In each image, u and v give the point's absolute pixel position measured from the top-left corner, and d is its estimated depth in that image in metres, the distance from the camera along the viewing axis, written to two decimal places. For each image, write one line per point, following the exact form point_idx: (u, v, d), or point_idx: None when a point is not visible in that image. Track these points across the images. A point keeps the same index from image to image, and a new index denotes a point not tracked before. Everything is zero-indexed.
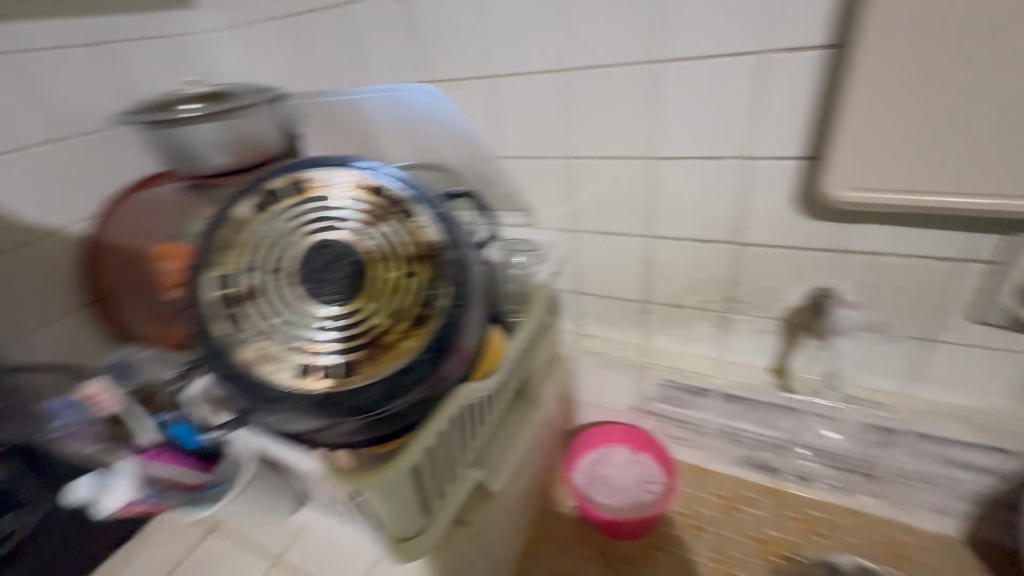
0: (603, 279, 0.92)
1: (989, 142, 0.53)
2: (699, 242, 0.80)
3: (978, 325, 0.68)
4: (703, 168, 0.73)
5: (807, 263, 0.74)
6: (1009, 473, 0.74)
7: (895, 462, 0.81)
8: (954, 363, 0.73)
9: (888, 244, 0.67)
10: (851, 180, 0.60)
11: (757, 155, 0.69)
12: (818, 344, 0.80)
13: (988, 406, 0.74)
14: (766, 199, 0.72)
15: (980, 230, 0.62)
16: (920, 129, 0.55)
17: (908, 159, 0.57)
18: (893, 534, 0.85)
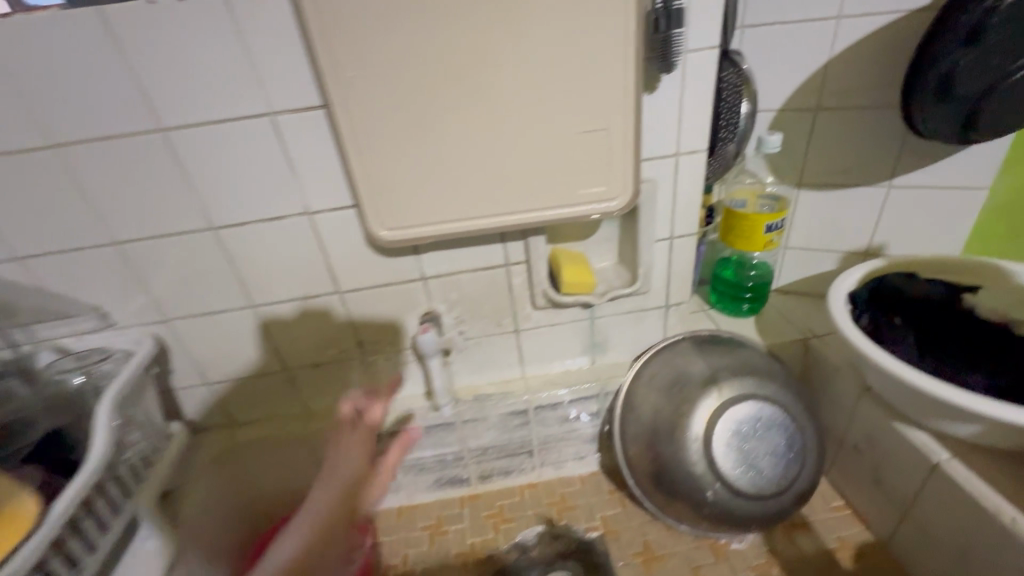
0: (229, 361, 0.83)
1: (462, 176, 0.64)
2: (305, 300, 0.78)
3: (539, 310, 0.84)
4: (270, 230, 0.71)
5: (404, 295, 0.80)
6: (604, 411, 0.94)
7: (537, 434, 0.94)
8: (540, 342, 0.88)
9: (453, 265, 0.78)
10: (386, 221, 0.67)
11: (318, 210, 0.70)
12: (446, 359, 0.88)
13: (575, 366, 0.93)
14: (342, 247, 0.74)
15: (504, 240, 0.77)
16: (410, 172, 0.63)
17: (415, 198, 0.65)
18: (560, 491, 0.98)
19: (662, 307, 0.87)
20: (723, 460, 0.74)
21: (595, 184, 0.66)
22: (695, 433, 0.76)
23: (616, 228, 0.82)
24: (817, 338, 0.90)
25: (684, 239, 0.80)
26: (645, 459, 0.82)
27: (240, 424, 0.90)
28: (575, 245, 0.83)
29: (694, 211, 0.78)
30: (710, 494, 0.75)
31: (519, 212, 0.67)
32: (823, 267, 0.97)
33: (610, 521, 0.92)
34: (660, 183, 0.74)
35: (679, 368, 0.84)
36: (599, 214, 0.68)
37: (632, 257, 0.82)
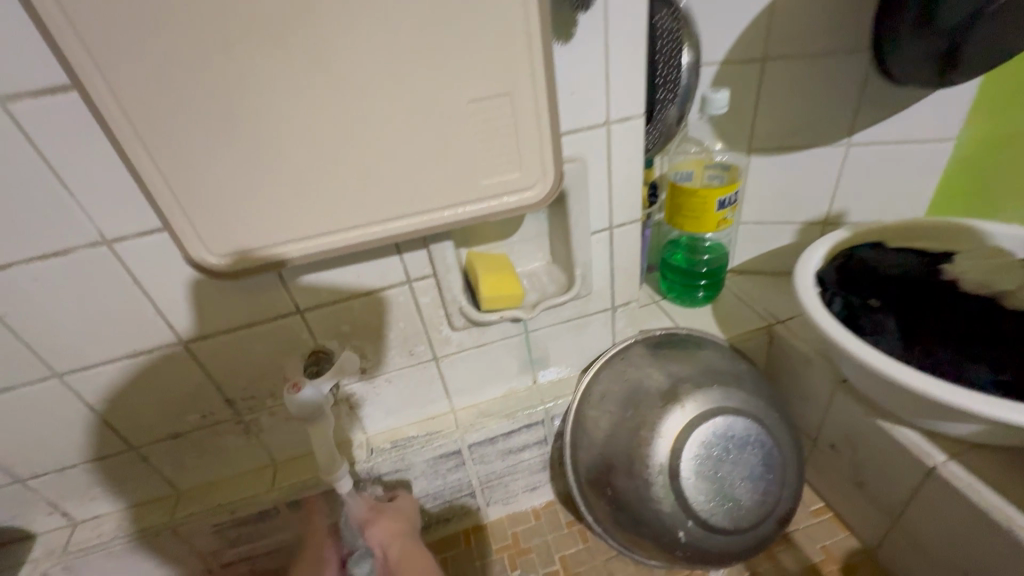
0: (44, 449, 0.61)
1: (314, 174, 0.45)
2: (134, 358, 0.58)
3: (458, 331, 0.67)
4: (52, 271, 0.50)
5: (277, 335, 0.61)
6: (553, 435, 0.80)
7: (476, 475, 0.78)
8: (466, 368, 0.72)
9: (337, 289, 0.60)
10: (210, 244, 0.47)
11: (117, 237, 0.49)
12: (351, 403, 0.70)
13: (514, 389, 0.77)
14: (171, 284, 0.54)
15: (400, 251, 0.59)
16: (235, 174, 0.43)
17: (251, 210, 0.45)
18: (512, 532, 0.84)
19: (608, 309, 0.73)
20: (694, 494, 0.61)
21: (505, 171, 0.49)
22: (660, 463, 0.63)
23: (545, 221, 0.66)
24: (782, 323, 0.79)
25: (627, 228, 0.66)
26: (603, 495, 0.68)
27: (85, 521, 0.68)
28: (496, 246, 0.67)
29: (635, 192, 0.63)
30: (682, 534, 0.62)
31: (405, 216, 0.49)
32: (780, 242, 0.86)
33: (571, 562, 0.79)
34: (591, 161, 0.59)
35: (634, 382, 0.70)
36: (516, 209, 0.52)
37: (566, 255, 0.66)
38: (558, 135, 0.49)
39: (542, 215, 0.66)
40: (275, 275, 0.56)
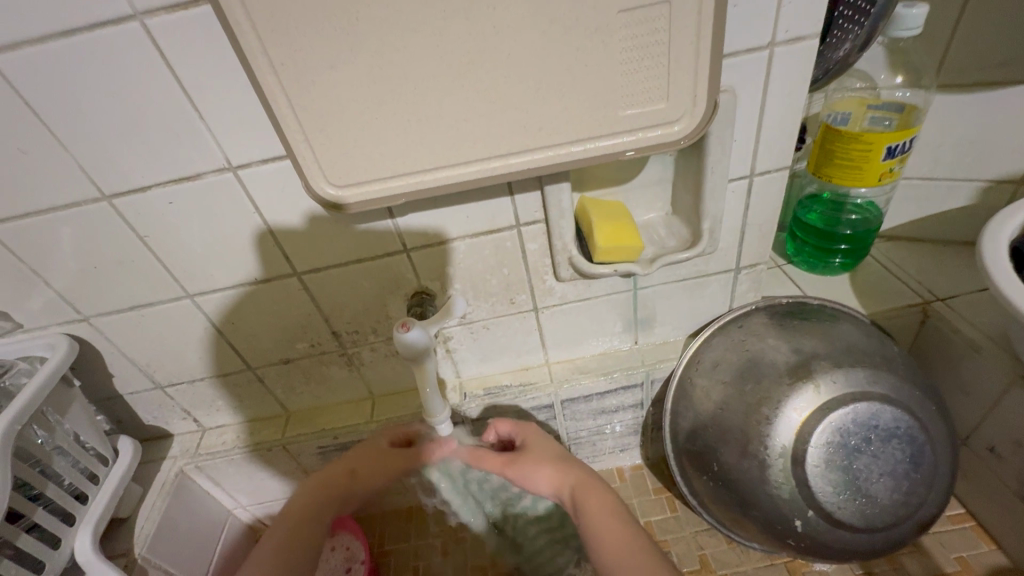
0: (178, 362, 0.67)
1: (438, 99, 0.41)
2: (253, 286, 0.60)
3: (564, 283, 0.63)
4: (184, 196, 0.51)
5: (383, 273, 0.60)
6: (650, 400, 0.75)
7: (566, 430, 0.77)
8: (566, 322, 0.68)
9: (444, 230, 0.57)
10: (330, 174, 0.45)
11: (245, 162, 0.50)
12: (448, 347, 0.69)
13: (613, 349, 0.72)
14: (288, 215, 0.54)
15: (512, 192, 0.55)
16: (358, 96, 0.41)
17: (372, 138, 0.43)
18: None
19: (730, 271, 0.65)
20: (821, 484, 0.54)
21: (648, 100, 0.42)
22: (781, 445, 0.56)
23: (671, 165, 0.58)
24: (942, 302, 0.67)
25: (771, 177, 0.56)
26: (707, 470, 0.64)
27: (211, 429, 0.76)
28: (611, 193, 0.60)
29: (789, 135, 0.53)
30: (800, 523, 0.56)
31: (530, 151, 0.44)
32: (951, 204, 0.71)
33: (657, 529, 0.76)
34: (741, 94, 0.50)
35: (755, 354, 0.63)
36: (653, 147, 0.45)
37: (693, 206, 0.58)
38: (718, 56, 0.41)
39: (668, 158, 0.58)
40: (385, 211, 0.55)
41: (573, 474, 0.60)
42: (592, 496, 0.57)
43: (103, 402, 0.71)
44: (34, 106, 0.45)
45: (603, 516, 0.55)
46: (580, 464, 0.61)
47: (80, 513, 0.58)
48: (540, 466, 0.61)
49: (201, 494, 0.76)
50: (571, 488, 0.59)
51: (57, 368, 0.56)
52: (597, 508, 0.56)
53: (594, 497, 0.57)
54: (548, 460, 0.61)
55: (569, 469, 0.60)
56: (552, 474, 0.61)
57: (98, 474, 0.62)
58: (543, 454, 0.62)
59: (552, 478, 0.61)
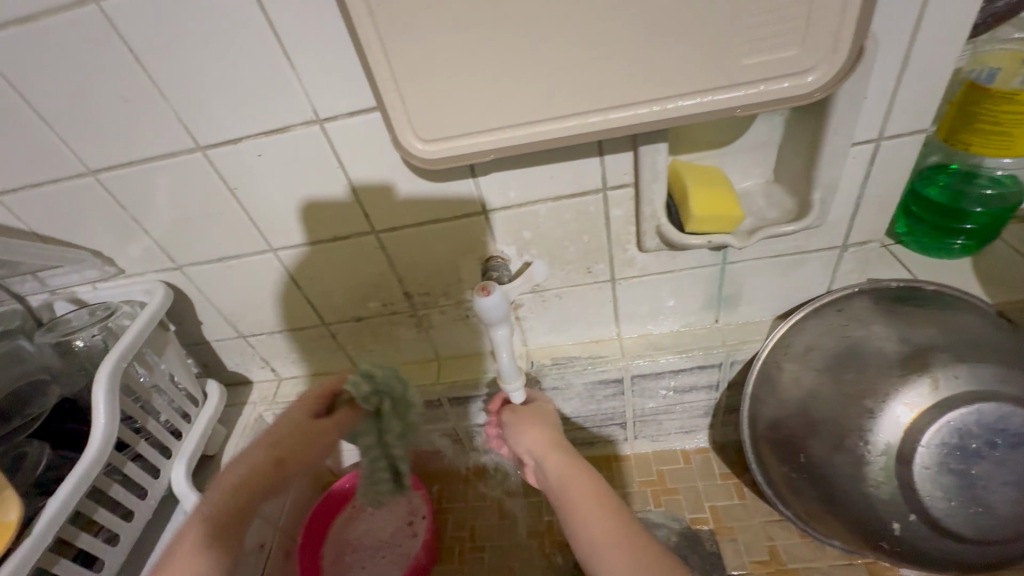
0: (260, 314, 0.69)
1: (542, 44, 0.38)
2: (332, 242, 0.60)
3: (647, 253, 0.59)
4: (273, 149, 0.52)
5: (459, 234, 0.59)
6: (726, 382, 0.71)
7: (632, 407, 0.74)
8: (643, 295, 0.65)
9: (525, 191, 0.54)
10: (420, 127, 0.43)
11: (332, 116, 0.49)
12: (518, 314, 0.68)
13: (690, 326, 0.68)
14: (372, 172, 0.53)
15: (602, 152, 0.51)
16: (458, 42, 0.38)
17: (467, 90, 0.40)
18: (657, 469, 0.80)
19: (835, 248, 0.59)
20: (929, 488, 0.51)
21: (779, 46, 0.37)
22: (884, 442, 0.53)
23: (781, 126, 0.52)
24: None
25: (903, 142, 0.49)
26: (790, 461, 0.60)
27: (287, 379, 0.79)
28: (708, 157, 0.55)
29: (934, 93, 0.46)
30: (898, 526, 0.53)
31: (635, 105, 0.40)
32: None
33: (722, 515, 0.74)
34: (883, 42, 0.43)
35: (857, 341, 0.57)
36: (776, 102, 0.40)
37: (803, 173, 0.52)
38: None
39: (779, 118, 0.52)
40: (468, 169, 0.52)
41: (559, 454, 0.53)
42: (574, 484, 0.50)
43: (193, 347, 0.75)
44: (137, 53, 0.45)
45: (583, 491, 0.49)
46: (571, 447, 0.54)
47: (175, 448, 0.62)
48: (525, 428, 0.57)
49: None
50: (556, 470, 0.52)
51: (154, 313, 0.60)
52: (581, 489, 0.49)
53: (577, 476, 0.51)
54: (540, 426, 0.57)
55: (558, 449, 0.54)
56: (537, 439, 0.56)
57: (190, 413, 0.66)
58: (536, 421, 0.57)
59: (535, 446, 0.55)
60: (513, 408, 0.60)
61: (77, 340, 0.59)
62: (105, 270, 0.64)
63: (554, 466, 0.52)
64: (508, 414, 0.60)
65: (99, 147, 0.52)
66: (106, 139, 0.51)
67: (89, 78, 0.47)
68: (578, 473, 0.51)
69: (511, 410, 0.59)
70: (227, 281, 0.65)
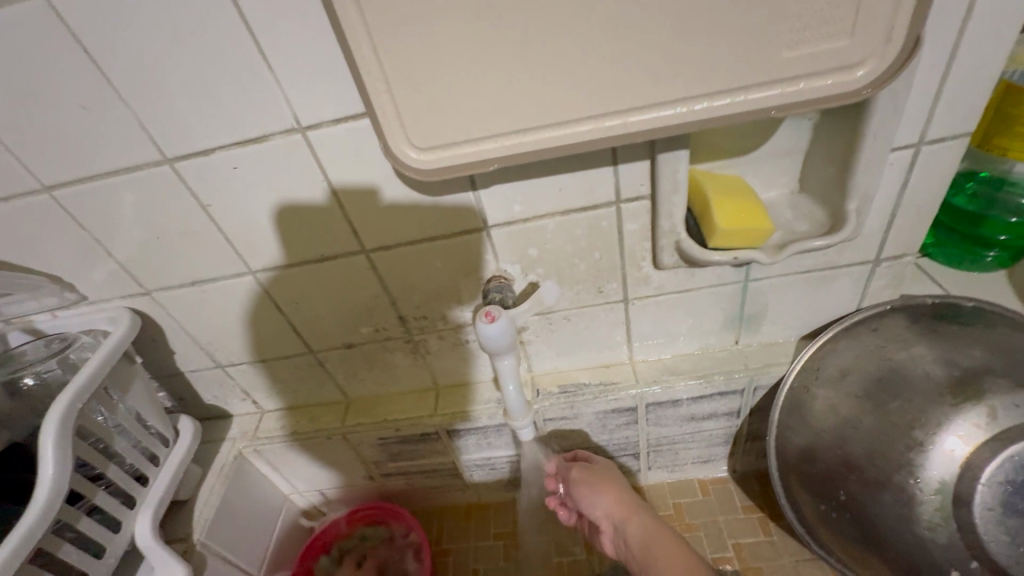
0: (240, 342, 0.63)
1: (553, 34, 0.33)
2: (318, 263, 0.54)
3: (664, 271, 0.54)
4: (250, 160, 0.46)
5: (458, 253, 0.53)
6: (747, 409, 0.65)
7: (647, 437, 0.68)
8: (659, 316, 0.59)
9: (531, 204, 0.49)
10: (417, 134, 0.38)
11: (315, 123, 0.44)
12: (522, 339, 0.62)
13: (708, 348, 0.63)
14: (361, 185, 0.48)
15: (616, 161, 0.46)
16: (456, 34, 0.33)
17: (470, 90, 0.35)
18: (674, 502, 0.74)
19: (867, 263, 0.54)
20: (994, 531, 0.47)
21: (827, 35, 0.32)
22: (938, 479, 0.49)
23: (809, 131, 0.48)
24: None
25: (946, 146, 0.45)
26: (827, 499, 0.54)
27: (270, 411, 0.73)
28: (729, 165, 0.51)
29: (982, 91, 0.41)
30: (955, 574, 0.49)
31: (658, 106, 0.36)
32: None
33: (748, 554, 0.67)
34: (928, 35, 0.39)
35: (897, 365, 0.52)
36: (819, 101, 0.35)
37: (835, 182, 0.48)
38: None
39: (808, 122, 0.47)
40: (467, 181, 0.47)
41: (641, 521, 0.57)
42: (661, 550, 0.54)
43: (165, 379, 0.68)
44: (96, 57, 0.40)
45: (670, 559, 0.53)
46: (648, 510, 0.58)
47: (140, 496, 0.55)
48: (601, 493, 0.58)
49: (260, 477, 0.73)
50: (640, 537, 0.56)
51: (118, 345, 0.53)
52: (672, 560, 0.53)
53: (663, 544, 0.55)
54: (615, 489, 0.59)
55: (638, 514, 0.57)
56: (616, 504, 0.58)
57: (158, 455, 0.60)
58: (610, 484, 0.59)
59: (615, 509, 0.58)
60: (582, 471, 0.60)
61: (26, 379, 0.53)
62: (65, 296, 0.58)
63: (638, 533, 0.56)
64: (575, 476, 0.60)
65: (52, 159, 0.46)
66: (60, 151, 0.46)
67: (40, 83, 0.42)
68: (662, 539, 0.55)
69: (583, 473, 0.60)
70: (201, 305, 0.59)
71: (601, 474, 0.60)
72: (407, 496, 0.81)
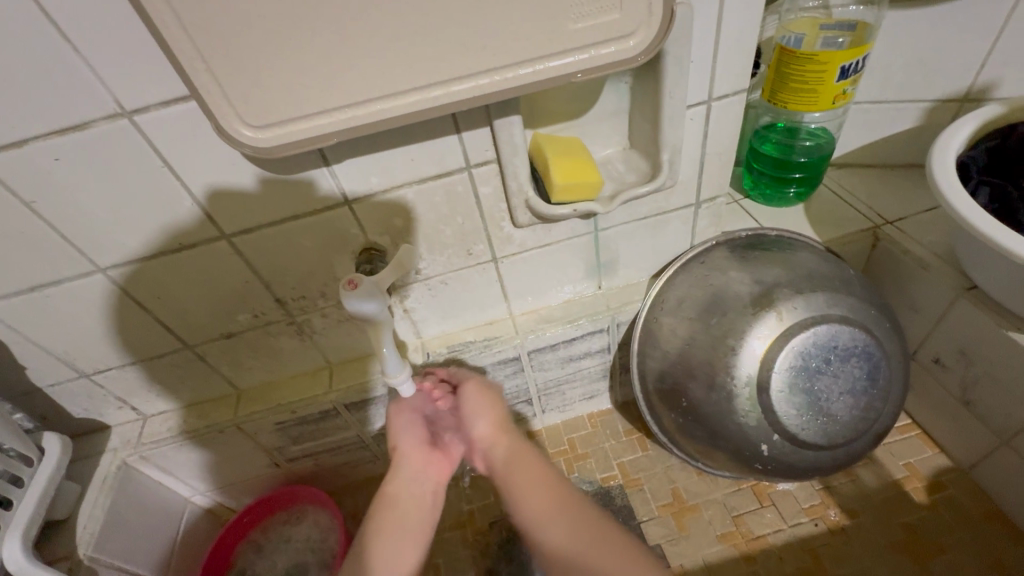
0: (103, 346, 0.60)
1: (361, 11, 0.35)
2: (175, 253, 0.53)
3: (523, 229, 0.60)
4: (75, 151, 0.44)
5: (324, 229, 0.55)
6: (616, 344, 0.74)
7: (534, 382, 0.75)
8: (527, 271, 0.65)
9: (388, 176, 0.52)
10: (248, 112, 0.39)
11: (141, 108, 0.43)
12: (405, 306, 0.65)
13: (577, 295, 0.70)
14: (207, 170, 0.47)
15: (459, 129, 0.50)
16: (263, 10, 0.34)
17: (294, 67, 0.37)
18: (568, 437, 0.83)
19: (691, 206, 0.63)
20: (785, 408, 0.56)
21: (600, 10, 0.38)
22: (746, 374, 0.57)
23: (627, 93, 0.55)
24: (893, 225, 0.69)
25: (729, 101, 0.54)
26: (676, 408, 0.64)
27: (154, 416, 0.70)
28: (566, 128, 0.56)
29: (747, 54, 0.50)
30: (765, 447, 0.58)
31: (474, 76, 0.40)
32: (901, 125, 0.72)
33: (630, 469, 0.78)
34: (697, 6, 0.46)
35: (718, 288, 0.62)
36: (607, 67, 0.41)
37: (652, 137, 0.55)
38: None
39: (624, 86, 0.54)
40: (319, 157, 0.49)
41: (511, 440, 0.58)
42: (521, 466, 0.55)
43: (20, 399, 0.63)
44: None
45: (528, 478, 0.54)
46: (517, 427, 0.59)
47: (5, 520, 0.52)
48: (480, 416, 0.59)
49: (151, 484, 0.71)
50: (504, 453, 0.57)
51: None
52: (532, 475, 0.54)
53: (524, 461, 0.56)
54: (496, 413, 0.59)
55: (509, 434, 0.58)
56: (492, 427, 0.58)
57: (22, 476, 0.55)
58: (491, 406, 0.59)
59: (489, 431, 0.58)
60: (472, 391, 0.60)
61: None
62: None
63: (504, 450, 0.57)
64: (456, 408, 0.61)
65: None
66: None
67: None
68: (523, 455, 0.56)
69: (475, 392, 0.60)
70: (48, 312, 0.55)
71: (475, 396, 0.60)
72: (318, 477, 0.82)
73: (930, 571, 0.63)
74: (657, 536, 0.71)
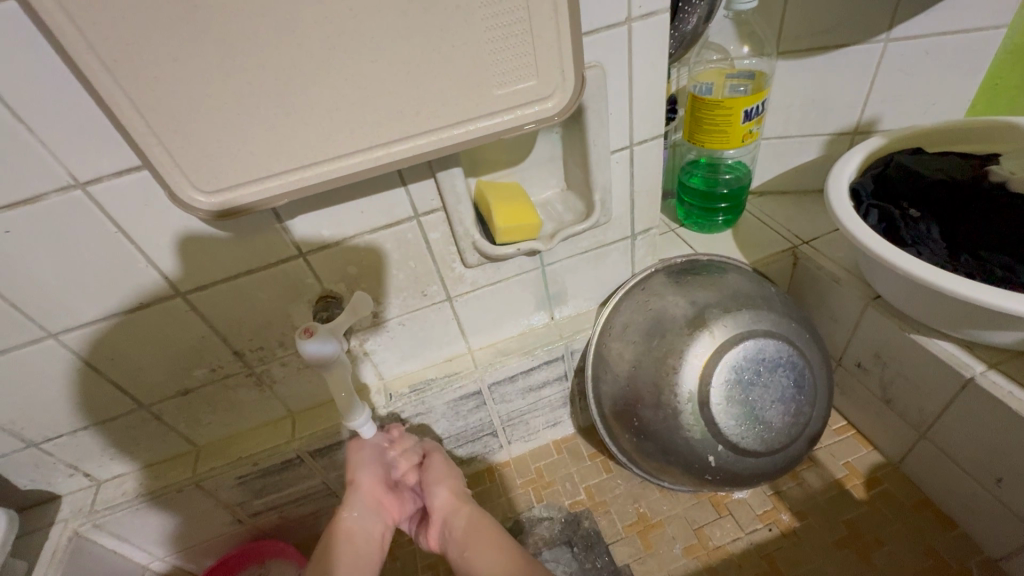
0: (53, 413, 0.59)
1: (301, 85, 0.39)
2: (128, 313, 0.54)
3: (473, 268, 0.64)
4: (26, 223, 0.45)
5: (281, 280, 0.57)
6: (573, 371, 0.78)
7: (497, 414, 0.78)
8: (481, 308, 0.69)
9: (339, 227, 0.55)
10: (197, 179, 0.41)
11: (93, 178, 0.44)
12: (366, 349, 0.67)
13: (531, 327, 0.74)
14: (160, 233, 0.49)
15: (404, 182, 0.54)
16: (212, 92, 0.38)
17: (242, 139, 0.40)
18: (535, 466, 0.85)
19: (627, 238, 0.69)
20: (725, 419, 0.60)
21: (519, 78, 0.43)
22: (688, 391, 0.61)
23: (559, 142, 0.61)
24: (808, 244, 0.76)
25: (649, 145, 0.60)
26: (630, 428, 0.67)
27: (108, 480, 0.68)
28: (506, 175, 0.62)
29: (657, 105, 0.57)
30: (713, 458, 0.62)
31: (410, 137, 0.44)
32: (806, 156, 0.81)
33: (596, 492, 0.80)
34: (611, 67, 0.52)
35: (657, 312, 0.67)
36: (530, 125, 0.47)
37: (584, 180, 0.61)
38: (578, 31, 0.43)
39: (556, 136, 0.60)
40: (272, 215, 0.52)
41: (470, 509, 0.61)
42: (480, 536, 0.58)
43: None
44: None
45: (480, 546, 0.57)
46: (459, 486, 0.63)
47: None
48: (441, 483, 0.62)
49: (103, 554, 0.68)
50: (464, 522, 0.59)
51: None
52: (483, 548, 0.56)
53: (479, 535, 0.58)
54: (452, 482, 0.62)
55: (468, 503, 0.61)
56: (451, 496, 0.61)
57: None
58: (452, 477, 0.63)
59: (447, 499, 0.61)
60: (439, 459, 0.65)
61: None
62: None
63: (463, 523, 0.59)
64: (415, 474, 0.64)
65: None
66: None
67: None
68: (482, 525, 0.59)
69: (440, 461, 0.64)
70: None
71: (428, 468, 0.63)
72: (285, 530, 0.80)
73: (874, 562, 0.67)
74: (625, 556, 0.73)
